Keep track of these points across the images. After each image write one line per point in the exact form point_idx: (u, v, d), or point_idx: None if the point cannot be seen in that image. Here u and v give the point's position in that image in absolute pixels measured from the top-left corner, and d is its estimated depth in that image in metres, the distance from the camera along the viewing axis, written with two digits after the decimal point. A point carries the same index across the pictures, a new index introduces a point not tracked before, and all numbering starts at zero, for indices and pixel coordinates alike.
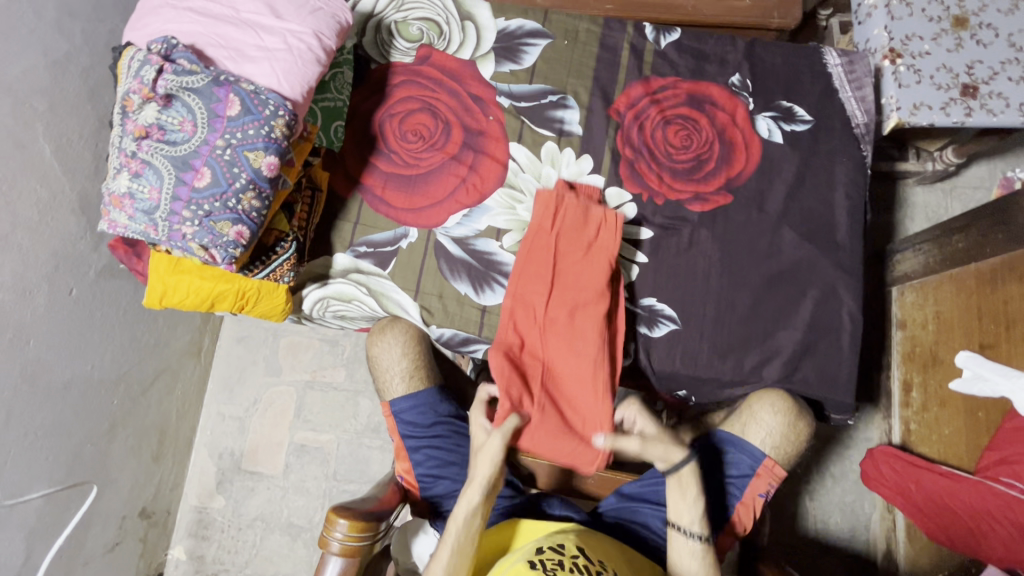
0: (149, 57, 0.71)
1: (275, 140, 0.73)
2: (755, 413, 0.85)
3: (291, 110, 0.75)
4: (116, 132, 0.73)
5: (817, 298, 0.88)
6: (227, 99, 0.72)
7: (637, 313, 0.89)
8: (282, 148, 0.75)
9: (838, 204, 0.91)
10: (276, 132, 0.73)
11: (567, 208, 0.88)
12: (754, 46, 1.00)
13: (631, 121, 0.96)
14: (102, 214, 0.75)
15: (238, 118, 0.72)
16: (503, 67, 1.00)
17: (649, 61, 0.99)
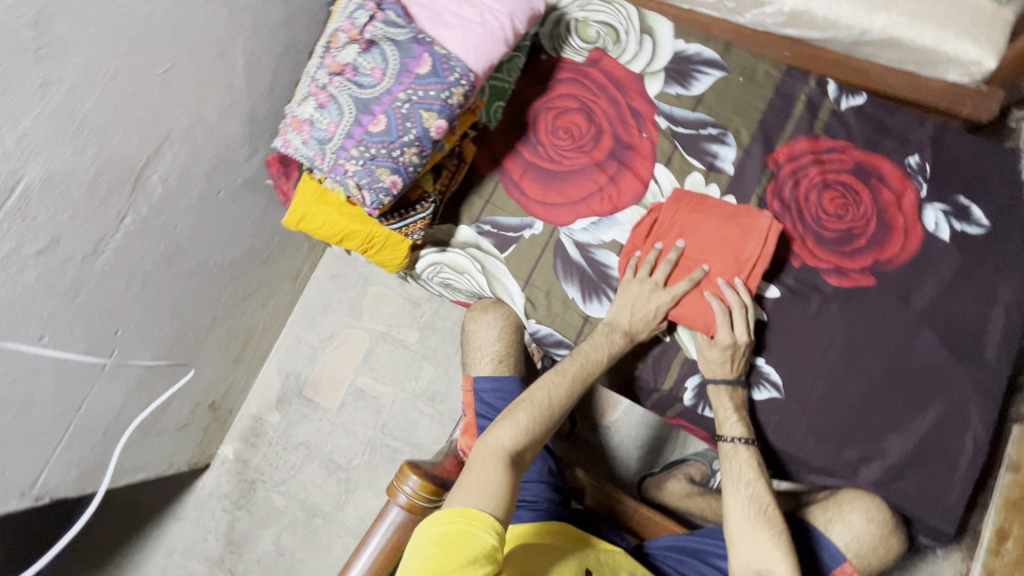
0: (365, 3, 0.78)
1: (450, 106, 0.77)
2: (843, 513, 0.81)
3: (472, 81, 0.78)
4: (315, 62, 0.80)
5: (940, 411, 0.81)
6: (420, 58, 0.76)
7: (744, 380, 0.84)
8: (453, 115, 0.78)
9: (994, 320, 0.83)
10: (453, 99, 0.76)
11: (710, 204, 0.89)
12: (943, 132, 0.93)
13: (788, 175, 0.92)
14: (279, 133, 0.81)
15: (425, 77, 0.75)
16: (670, 88, 0.99)
17: (823, 118, 0.95)
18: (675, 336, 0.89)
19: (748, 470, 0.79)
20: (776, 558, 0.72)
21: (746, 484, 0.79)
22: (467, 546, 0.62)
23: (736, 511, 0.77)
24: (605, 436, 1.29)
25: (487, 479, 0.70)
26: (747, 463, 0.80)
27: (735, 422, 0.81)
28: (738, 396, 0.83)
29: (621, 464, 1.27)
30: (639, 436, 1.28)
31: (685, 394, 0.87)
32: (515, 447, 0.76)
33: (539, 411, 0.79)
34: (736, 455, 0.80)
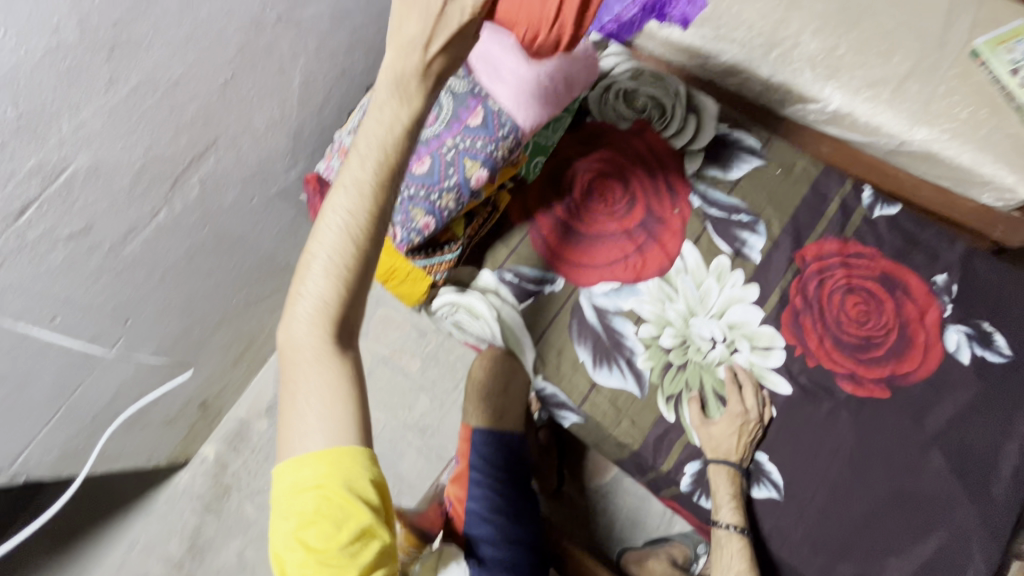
0: None
1: (493, 157, 0.80)
2: None
3: (519, 138, 0.81)
4: (376, 101, 0.87)
5: (941, 541, 0.78)
6: (473, 109, 0.81)
7: (747, 468, 0.83)
8: (495, 166, 0.81)
9: (1006, 455, 0.81)
10: (498, 151, 0.80)
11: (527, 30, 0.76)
12: (974, 255, 0.93)
13: (813, 273, 0.92)
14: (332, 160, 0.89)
15: (474, 128, 0.80)
16: (708, 169, 1.00)
17: (855, 223, 0.95)
18: (680, 417, 0.87)
19: (738, 562, 0.79)
20: None
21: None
22: (343, 501, 0.58)
23: None
24: (591, 500, 1.26)
25: (319, 391, 0.61)
26: (738, 553, 0.80)
27: (731, 509, 0.81)
28: (737, 483, 0.82)
29: (602, 532, 1.24)
30: (625, 505, 1.25)
31: (683, 478, 0.86)
32: (325, 329, 0.62)
33: (333, 261, 0.60)
34: (728, 543, 0.80)
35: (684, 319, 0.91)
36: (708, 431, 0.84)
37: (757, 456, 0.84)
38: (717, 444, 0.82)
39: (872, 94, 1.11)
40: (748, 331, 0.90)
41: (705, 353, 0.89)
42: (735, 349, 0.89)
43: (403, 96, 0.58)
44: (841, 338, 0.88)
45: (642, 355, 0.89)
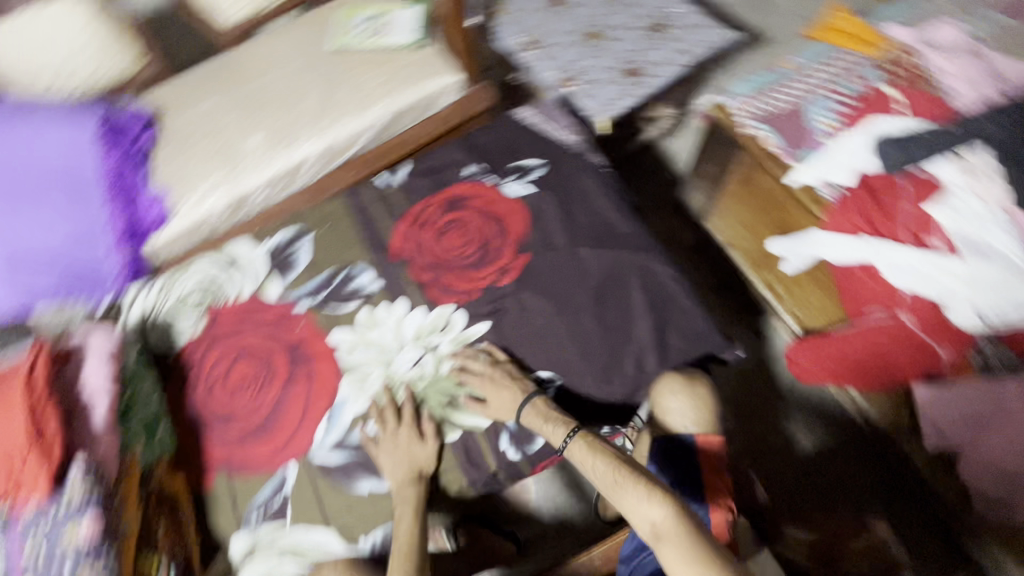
0: None
1: (76, 506, 0.72)
2: (665, 403, 0.91)
3: (86, 466, 0.75)
4: None
5: (639, 283, 0.97)
6: (21, 509, 0.73)
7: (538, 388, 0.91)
8: (89, 508, 0.72)
9: (603, 208, 1.04)
10: (76, 498, 0.72)
11: None
12: (467, 140, 1.16)
13: (413, 251, 1.05)
14: None
15: (36, 516, 0.72)
16: (285, 278, 1.06)
17: (399, 199, 1.11)
18: (462, 427, 0.91)
19: (590, 456, 0.80)
20: (647, 505, 0.69)
21: (595, 474, 0.78)
22: None
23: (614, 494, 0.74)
24: (542, 518, 1.27)
25: None
26: (586, 450, 0.81)
27: (556, 427, 0.85)
28: (544, 407, 0.88)
29: (574, 524, 1.27)
30: (562, 484, 1.31)
31: (510, 454, 0.89)
32: None
33: None
34: (582, 453, 0.81)
35: (388, 374, 0.95)
36: (492, 404, 0.89)
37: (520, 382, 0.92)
38: (505, 401, 0.89)
39: (324, 126, 1.29)
40: (426, 328, 0.98)
41: (423, 374, 0.94)
42: (435, 346, 0.96)
43: (411, 505, 0.84)
44: (469, 261, 1.01)
45: None
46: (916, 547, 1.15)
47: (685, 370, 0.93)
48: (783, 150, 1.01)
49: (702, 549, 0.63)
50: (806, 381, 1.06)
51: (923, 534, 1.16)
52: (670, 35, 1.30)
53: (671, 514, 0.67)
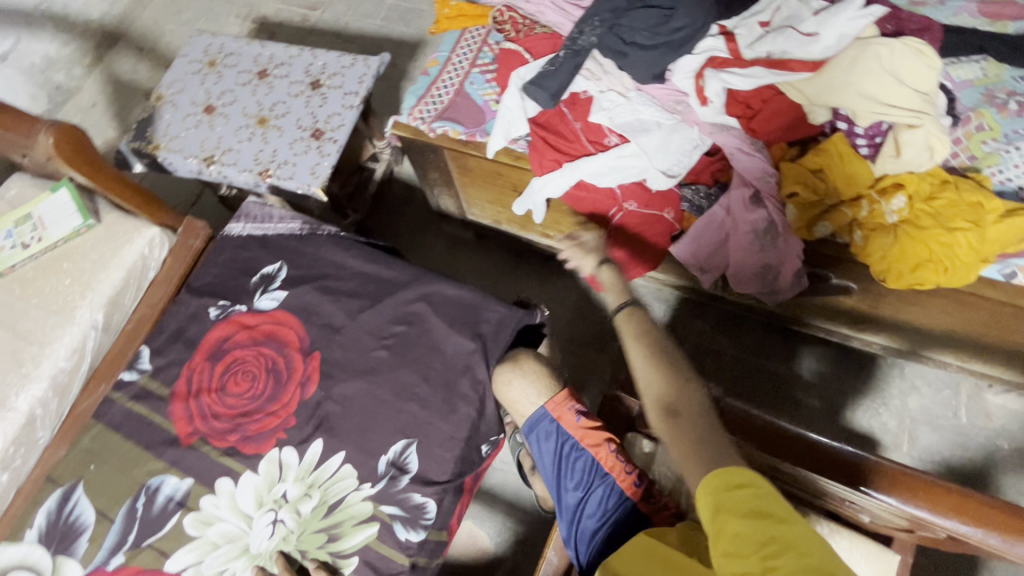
0: None
1: None
2: (520, 368, 0.94)
3: None
4: None
5: (429, 310, 0.98)
6: None
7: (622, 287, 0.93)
8: None
9: (360, 266, 1.04)
10: None
11: None
12: (196, 284, 1.06)
13: (204, 424, 0.94)
14: None
15: None
16: (78, 547, 0.88)
17: (158, 383, 0.98)
18: (354, 548, 0.85)
19: (640, 331, 0.81)
20: (676, 389, 0.74)
21: (636, 339, 0.80)
22: None
23: (638, 362, 0.78)
24: (504, 549, 1.27)
25: None
26: (632, 326, 0.83)
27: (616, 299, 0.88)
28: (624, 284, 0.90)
29: (531, 533, 1.27)
30: (501, 507, 1.30)
31: (411, 537, 0.85)
32: None
33: None
34: (629, 321, 0.83)
35: (254, 557, 0.85)
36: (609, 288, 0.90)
37: (381, 471, 0.88)
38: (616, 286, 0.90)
39: (31, 362, 1.09)
40: (263, 488, 0.88)
41: (288, 532, 0.86)
42: (283, 497, 0.87)
43: None
44: (266, 395, 0.94)
45: None
46: (763, 348, 1.37)
47: (602, 270, 0.92)
48: (467, 133, 1.10)
49: (710, 442, 0.68)
50: None
51: (762, 336, 1.38)
52: (326, 86, 1.33)
53: (700, 403, 0.72)
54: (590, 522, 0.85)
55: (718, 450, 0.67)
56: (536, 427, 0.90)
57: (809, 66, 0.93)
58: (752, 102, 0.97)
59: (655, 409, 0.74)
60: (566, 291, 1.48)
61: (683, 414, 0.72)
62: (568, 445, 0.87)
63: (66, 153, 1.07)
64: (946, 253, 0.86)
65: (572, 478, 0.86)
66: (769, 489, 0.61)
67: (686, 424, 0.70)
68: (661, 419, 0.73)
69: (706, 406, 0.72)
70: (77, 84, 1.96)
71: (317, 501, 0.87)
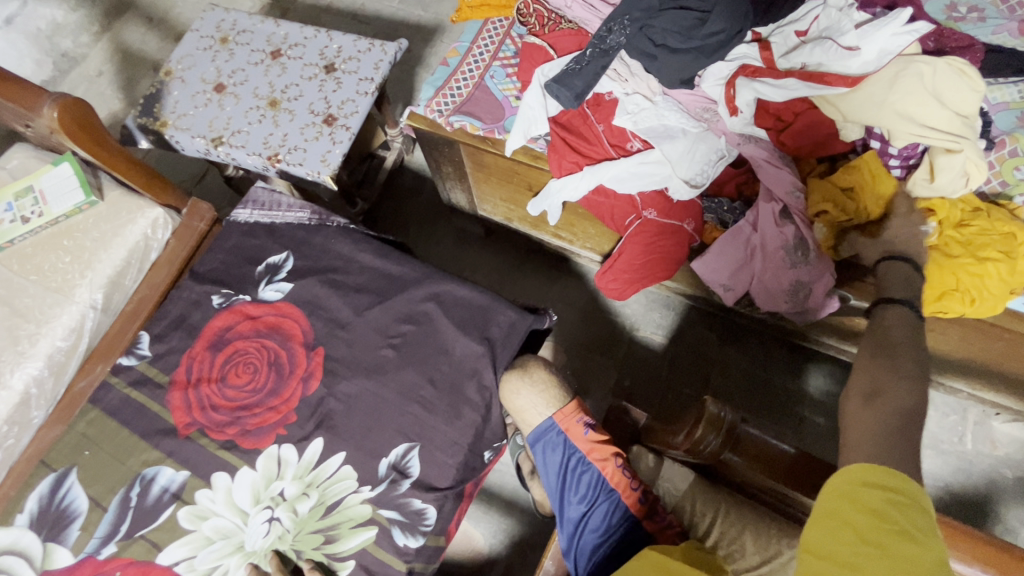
0: None
1: None
2: (529, 375, 0.92)
3: None
4: None
5: (439, 311, 0.96)
6: None
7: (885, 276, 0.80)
8: None
9: (369, 261, 1.01)
10: None
11: None
12: (200, 270, 1.04)
13: (203, 415, 0.91)
14: None
15: None
16: (69, 535, 0.86)
17: (157, 370, 0.96)
18: (351, 551, 0.83)
19: (906, 326, 0.71)
20: (895, 383, 0.63)
21: (882, 327, 0.72)
22: None
23: (873, 342, 0.70)
24: (498, 552, 1.26)
25: None
26: (902, 318, 0.72)
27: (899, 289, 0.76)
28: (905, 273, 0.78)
29: (526, 537, 1.26)
30: (496, 510, 1.29)
31: (410, 543, 0.84)
32: None
33: None
34: (895, 313, 0.73)
35: (248, 556, 0.83)
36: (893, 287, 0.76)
37: (382, 474, 0.86)
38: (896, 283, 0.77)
39: (27, 340, 1.07)
40: (260, 485, 0.86)
41: (284, 531, 0.84)
42: (280, 495, 0.86)
43: None
44: (267, 390, 0.92)
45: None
46: (770, 363, 1.35)
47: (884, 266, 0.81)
48: (486, 129, 1.06)
49: (885, 444, 0.59)
50: (614, 296, 1.10)
51: (770, 350, 1.36)
52: (341, 71, 1.29)
53: (912, 409, 0.61)
54: (592, 537, 0.83)
55: (892, 449, 0.58)
56: (543, 436, 0.88)
57: (846, 80, 0.88)
58: (784, 114, 0.96)
59: (854, 394, 0.66)
60: (574, 294, 1.46)
61: (879, 403, 0.62)
62: (576, 458, 0.86)
63: (71, 128, 1.03)
64: (975, 283, 0.84)
65: (577, 491, 0.85)
66: (908, 502, 0.54)
67: (880, 409, 0.62)
68: (854, 400, 0.65)
69: (917, 413, 0.61)
70: (84, 52, 1.92)
71: (315, 501, 0.85)
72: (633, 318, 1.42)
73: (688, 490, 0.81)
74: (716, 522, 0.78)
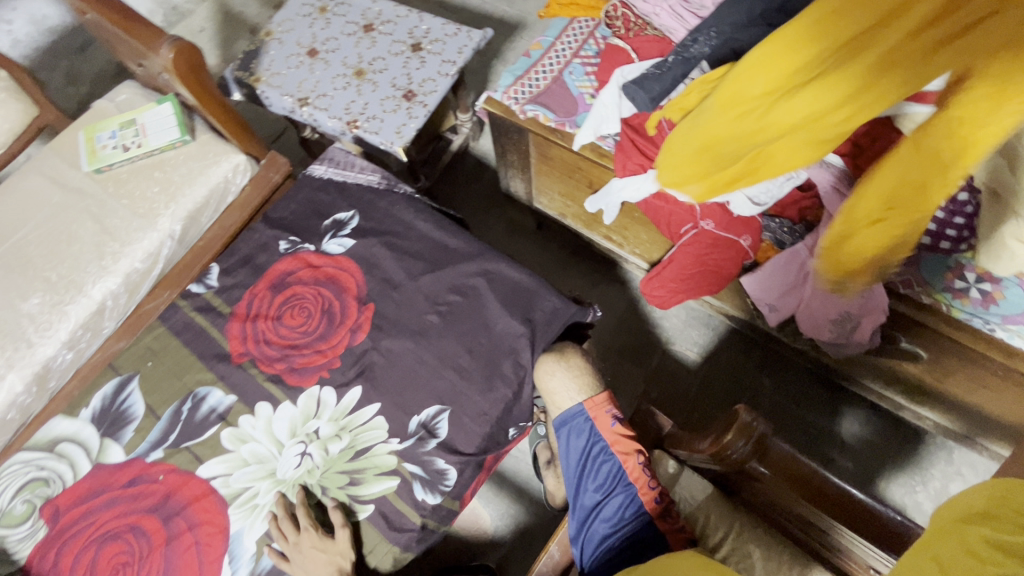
0: None
1: None
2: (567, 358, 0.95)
3: None
4: None
5: (488, 288, 0.99)
6: None
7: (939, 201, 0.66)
8: None
9: (428, 230, 1.06)
10: None
11: None
12: (272, 215, 1.11)
13: (257, 348, 0.98)
14: None
15: None
16: (124, 435, 0.94)
17: (220, 300, 1.04)
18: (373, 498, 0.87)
19: None
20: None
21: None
22: None
23: None
24: (503, 533, 1.28)
25: None
26: None
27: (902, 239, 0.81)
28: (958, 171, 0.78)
29: (533, 524, 1.28)
30: (508, 492, 1.31)
31: (428, 500, 0.87)
32: None
33: None
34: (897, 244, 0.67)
35: (277, 483, 0.89)
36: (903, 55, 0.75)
37: (411, 430, 0.90)
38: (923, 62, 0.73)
39: (110, 257, 1.16)
40: (299, 419, 0.92)
41: (313, 467, 0.89)
42: (315, 433, 0.91)
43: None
44: (317, 334, 0.98)
45: None
46: (805, 398, 1.32)
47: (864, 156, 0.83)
48: (558, 121, 1.10)
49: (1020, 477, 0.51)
50: (657, 303, 1.13)
51: (807, 387, 1.33)
52: (427, 51, 1.35)
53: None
54: (602, 527, 0.84)
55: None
56: (566, 421, 0.90)
57: None
58: (862, 139, 0.95)
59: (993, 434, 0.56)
60: (615, 298, 1.47)
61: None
62: (598, 447, 0.87)
63: (182, 69, 1.12)
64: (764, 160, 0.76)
65: (594, 479, 0.86)
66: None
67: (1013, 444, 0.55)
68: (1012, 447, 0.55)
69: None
70: (191, 8, 2.06)
71: (346, 444, 0.90)
72: (671, 331, 1.42)
73: (704, 502, 0.86)
74: (728, 537, 0.82)
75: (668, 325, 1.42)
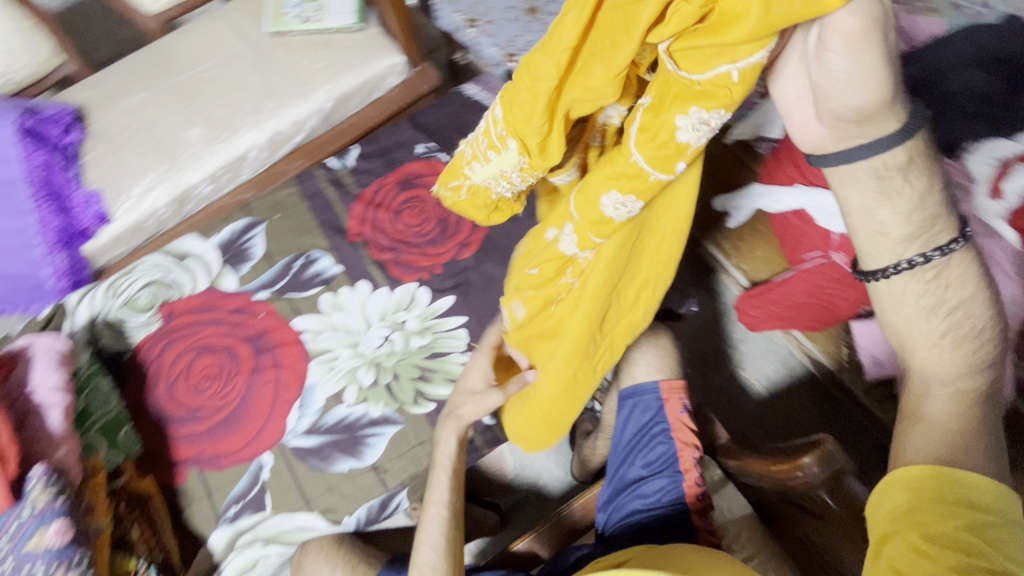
0: None
1: (44, 512, 0.72)
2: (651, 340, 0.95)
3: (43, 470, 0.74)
4: None
5: None
6: None
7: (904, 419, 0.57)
8: (60, 510, 0.73)
9: None
10: (40, 503, 0.72)
11: None
12: (417, 118, 1.16)
13: (371, 232, 1.05)
14: None
15: None
16: (241, 269, 1.04)
17: (351, 180, 1.11)
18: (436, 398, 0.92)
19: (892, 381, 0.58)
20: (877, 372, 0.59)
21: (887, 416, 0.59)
22: None
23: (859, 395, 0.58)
24: (522, 483, 1.32)
25: None
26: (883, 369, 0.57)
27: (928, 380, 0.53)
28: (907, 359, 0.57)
29: (551, 485, 1.31)
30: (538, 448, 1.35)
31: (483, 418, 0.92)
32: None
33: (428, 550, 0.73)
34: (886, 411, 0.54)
35: (357, 355, 0.95)
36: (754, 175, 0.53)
37: None
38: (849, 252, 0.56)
39: (265, 113, 1.26)
40: (391, 307, 0.98)
41: (391, 352, 0.95)
42: (402, 323, 0.97)
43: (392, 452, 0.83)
44: (427, 237, 1.03)
45: (369, 408, 0.92)
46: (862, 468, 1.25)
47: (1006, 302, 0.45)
48: None
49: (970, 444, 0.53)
50: (749, 321, 1.11)
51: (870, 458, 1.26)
52: None
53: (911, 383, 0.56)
54: (637, 502, 0.85)
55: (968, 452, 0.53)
56: (633, 393, 0.92)
57: None
58: None
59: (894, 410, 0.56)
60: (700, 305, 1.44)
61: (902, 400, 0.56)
62: (658, 428, 0.88)
63: None
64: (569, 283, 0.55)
65: (645, 456, 0.87)
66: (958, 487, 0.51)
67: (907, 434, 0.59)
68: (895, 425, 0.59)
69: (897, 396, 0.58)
70: None
71: (426, 342, 0.95)
72: (746, 355, 1.38)
73: (740, 519, 0.85)
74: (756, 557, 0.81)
75: (745, 348, 1.39)
